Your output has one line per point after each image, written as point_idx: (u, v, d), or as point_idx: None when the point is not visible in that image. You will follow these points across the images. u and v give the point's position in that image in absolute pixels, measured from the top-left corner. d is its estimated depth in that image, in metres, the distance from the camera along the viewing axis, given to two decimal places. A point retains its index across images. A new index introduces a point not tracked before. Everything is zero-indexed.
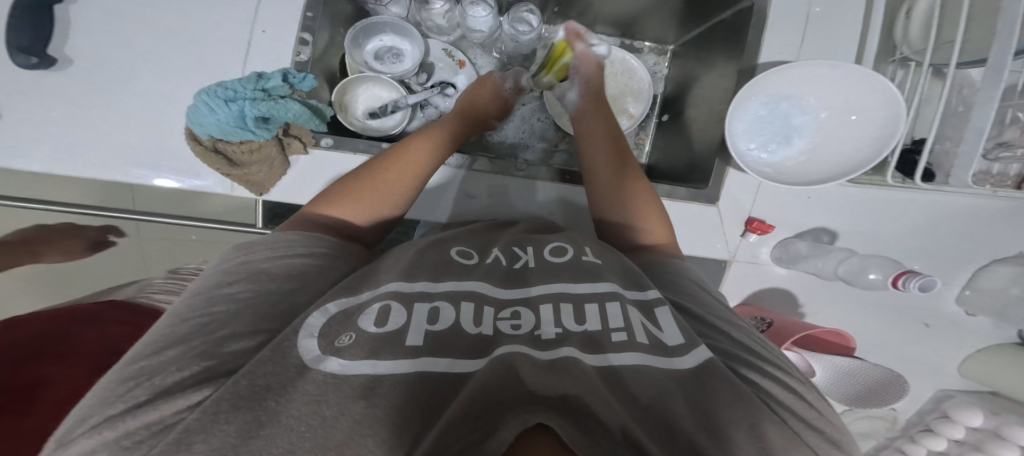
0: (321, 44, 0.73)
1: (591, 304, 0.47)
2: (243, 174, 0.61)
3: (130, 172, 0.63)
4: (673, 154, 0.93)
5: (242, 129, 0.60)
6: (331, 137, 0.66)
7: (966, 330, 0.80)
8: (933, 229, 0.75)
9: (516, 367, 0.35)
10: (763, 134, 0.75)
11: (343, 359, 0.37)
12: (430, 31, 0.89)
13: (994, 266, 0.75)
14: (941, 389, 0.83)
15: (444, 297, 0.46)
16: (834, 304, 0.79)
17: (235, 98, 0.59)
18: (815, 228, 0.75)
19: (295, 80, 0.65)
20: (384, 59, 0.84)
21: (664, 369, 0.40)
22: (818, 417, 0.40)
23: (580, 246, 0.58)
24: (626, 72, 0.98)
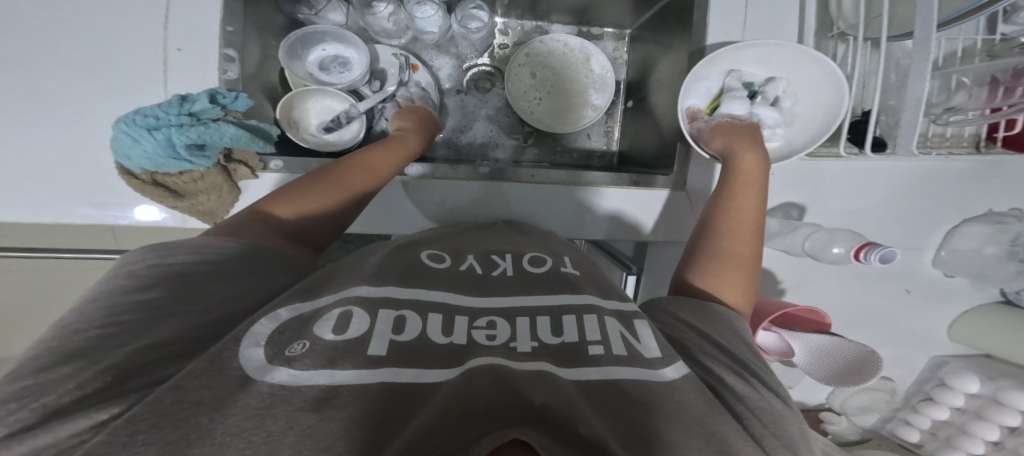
0: (250, 60, 0.71)
1: (569, 317, 0.46)
2: (191, 205, 0.58)
3: (71, 212, 0.60)
4: (642, 141, 0.92)
5: (176, 159, 0.56)
6: (280, 159, 0.63)
7: (950, 294, 0.80)
8: (904, 196, 0.74)
9: (499, 382, 0.35)
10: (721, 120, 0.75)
11: (293, 369, 0.34)
12: (378, 34, 0.87)
13: (966, 225, 0.74)
14: (934, 357, 0.85)
15: (411, 306, 0.45)
16: (811, 278, 0.79)
17: (158, 126, 0.54)
18: (783, 205, 0.74)
19: (227, 100, 0.59)
20: (331, 70, 0.81)
21: (650, 380, 0.39)
22: (789, 425, 0.39)
23: (559, 256, 0.60)
24: (584, 60, 0.95)
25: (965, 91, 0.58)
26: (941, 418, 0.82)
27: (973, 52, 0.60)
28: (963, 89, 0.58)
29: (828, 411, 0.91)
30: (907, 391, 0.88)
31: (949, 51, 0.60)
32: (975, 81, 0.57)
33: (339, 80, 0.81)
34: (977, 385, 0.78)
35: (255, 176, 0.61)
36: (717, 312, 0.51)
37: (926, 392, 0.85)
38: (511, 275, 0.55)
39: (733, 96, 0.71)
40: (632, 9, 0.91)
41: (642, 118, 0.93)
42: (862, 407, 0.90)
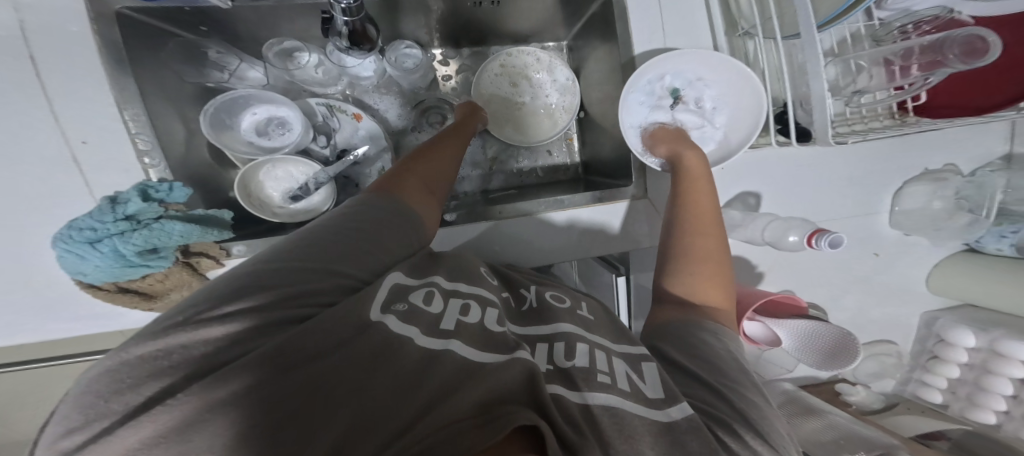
0: (178, 138, 0.65)
1: (582, 345, 0.48)
2: (167, 303, 0.58)
3: (38, 330, 0.59)
4: (600, 149, 0.89)
5: (132, 265, 0.55)
6: (242, 243, 0.59)
7: (916, 251, 0.82)
8: (853, 166, 0.76)
9: (536, 383, 0.35)
10: (657, 119, 0.77)
11: (394, 319, 0.39)
12: (311, 85, 0.81)
13: (910, 187, 0.77)
14: (927, 313, 0.86)
15: (475, 301, 0.49)
16: (786, 258, 0.80)
17: (99, 239, 0.52)
18: (740, 195, 0.76)
19: (161, 193, 0.57)
20: (270, 133, 0.72)
21: (642, 416, 0.39)
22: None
23: (578, 301, 0.61)
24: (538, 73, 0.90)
25: (866, 72, 0.68)
26: (954, 376, 0.83)
27: (861, 36, 0.72)
28: (863, 69, 0.68)
29: (844, 382, 0.90)
30: (914, 352, 0.89)
31: (840, 38, 0.73)
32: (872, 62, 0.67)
33: (285, 144, 0.70)
34: (973, 338, 0.79)
35: (220, 264, 0.59)
36: (712, 341, 0.51)
37: (932, 351, 0.86)
38: (534, 306, 0.59)
39: (657, 106, 0.77)
40: (563, 22, 0.88)
41: (597, 129, 0.91)
42: (873, 374, 0.90)
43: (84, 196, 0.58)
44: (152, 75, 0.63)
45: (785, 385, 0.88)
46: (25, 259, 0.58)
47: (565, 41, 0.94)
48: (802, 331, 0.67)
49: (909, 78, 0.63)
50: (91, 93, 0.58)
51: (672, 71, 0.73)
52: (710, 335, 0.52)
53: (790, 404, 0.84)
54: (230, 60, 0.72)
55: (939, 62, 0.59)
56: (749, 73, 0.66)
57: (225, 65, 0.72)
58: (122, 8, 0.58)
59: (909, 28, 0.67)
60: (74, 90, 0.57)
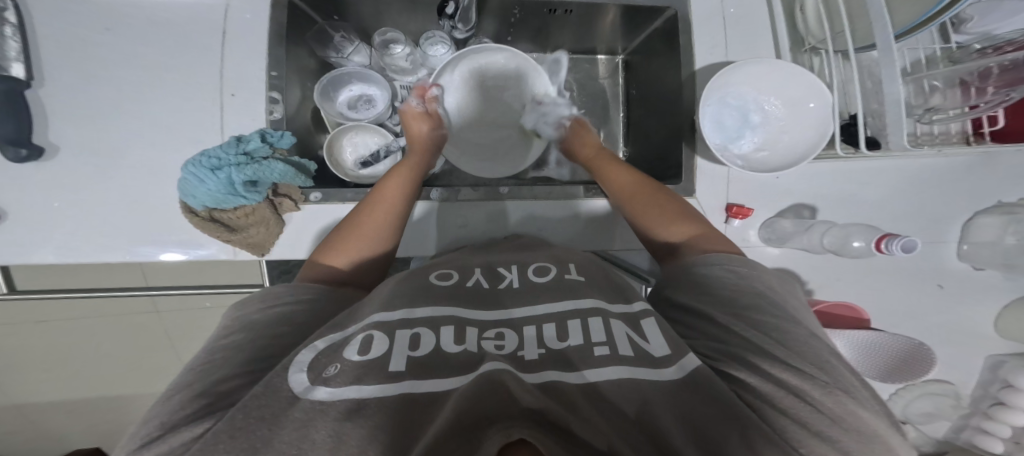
0: (292, 101, 0.72)
1: (574, 321, 0.45)
2: (242, 238, 0.63)
3: (132, 250, 0.63)
4: (646, 154, 0.87)
5: (234, 195, 0.62)
6: (319, 191, 0.66)
7: (984, 288, 0.75)
8: (913, 191, 0.75)
9: (512, 386, 0.34)
10: (726, 127, 0.75)
11: (331, 387, 0.36)
12: (394, 71, 0.82)
13: (979, 218, 0.74)
14: (991, 356, 0.76)
15: (423, 321, 0.44)
16: (842, 278, 0.75)
17: (220, 166, 0.60)
18: (794, 205, 0.74)
19: (274, 138, 0.65)
20: (362, 109, 0.78)
21: (652, 380, 0.38)
22: (823, 398, 0.38)
23: (564, 263, 0.56)
24: (595, 78, 0.95)
25: (940, 93, 0.67)
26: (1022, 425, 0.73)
27: (936, 58, 0.70)
28: (937, 91, 0.68)
29: (891, 420, 0.80)
30: (974, 396, 0.77)
31: (914, 59, 0.72)
32: (946, 83, 0.66)
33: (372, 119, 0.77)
34: None
35: (298, 209, 0.65)
36: (711, 272, 0.53)
37: (995, 397, 0.75)
38: (515, 289, 0.52)
39: (720, 110, 0.75)
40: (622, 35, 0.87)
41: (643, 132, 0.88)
42: (927, 414, 0.79)
43: (216, 139, 0.66)
44: (298, 50, 0.72)
45: None
46: (148, 183, 0.64)
47: (622, 54, 0.93)
48: (862, 346, 0.67)
49: (985, 97, 0.62)
50: (233, 56, 0.67)
51: (721, 96, 0.74)
52: (711, 267, 0.53)
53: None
54: (339, 46, 0.75)
55: (1022, 80, 0.57)
56: (827, 95, 0.65)
57: (335, 46, 0.75)
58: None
59: (988, 51, 0.63)
60: (236, 49, 0.67)
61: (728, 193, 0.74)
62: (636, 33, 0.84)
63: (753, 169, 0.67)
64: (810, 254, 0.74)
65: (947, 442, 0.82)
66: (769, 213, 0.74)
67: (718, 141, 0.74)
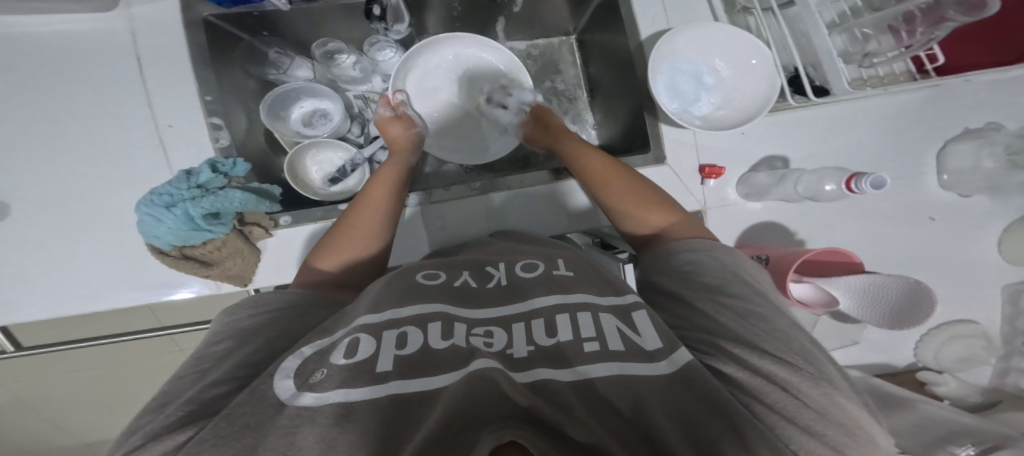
0: (240, 126, 0.73)
1: (562, 314, 0.42)
2: (220, 271, 0.63)
3: (104, 296, 0.63)
4: (614, 128, 0.86)
5: (197, 230, 0.61)
6: (288, 214, 0.66)
7: (973, 216, 0.73)
8: (884, 129, 0.73)
9: (506, 386, 0.31)
10: (682, 91, 0.74)
11: (318, 392, 0.34)
12: (344, 82, 0.82)
13: (952, 146, 0.72)
14: (1007, 286, 0.72)
15: (410, 320, 0.41)
16: (827, 225, 0.73)
17: (175, 203, 0.59)
18: (765, 158, 0.73)
19: (226, 167, 0.65)
20: (318, 125, 0.79)
21: (645, 374, 0.35)
22: (810, 391, 0.34)
23: (552, 259, 0.53)
24: (554, 62, 0.94)
25: (873, 39, 0.66)
26: None
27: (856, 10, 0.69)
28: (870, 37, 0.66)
29: (926, 370, 0.73)
30: (1004, 334, 0.72)
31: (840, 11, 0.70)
32: (877, 29, 0.65)
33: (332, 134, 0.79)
34: None
35: (270, 234, 0.65)
36: (683, 262, 0.49)
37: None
38: (502, 286, 0.49)
39: (672, 75, 0.74)
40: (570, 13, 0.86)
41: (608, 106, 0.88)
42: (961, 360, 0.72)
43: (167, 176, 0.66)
44: (238, 79, 0.74)
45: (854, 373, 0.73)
46: (108, 226, 0.64)
47: (575, 33, 0.92)
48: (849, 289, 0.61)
49: (916, 38, 0.61)
50: (172, 90, 0.67)
51: (671, 64, 0.73)
52: (686, 253, 0.50)
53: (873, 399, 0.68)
54: (286, 62, 0.77)
55: (945, 17, 0.57)
56: (765, 50, 0.65)
57: (279, 64, 0.77)
58: (208, 15, 0.68)
59: None
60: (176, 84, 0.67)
61: (699, 156, 0.73)
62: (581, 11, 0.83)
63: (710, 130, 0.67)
64: (790, 205, 0.73)
65: (996, 390, 0.73)
66: (740, 168, 0.73)
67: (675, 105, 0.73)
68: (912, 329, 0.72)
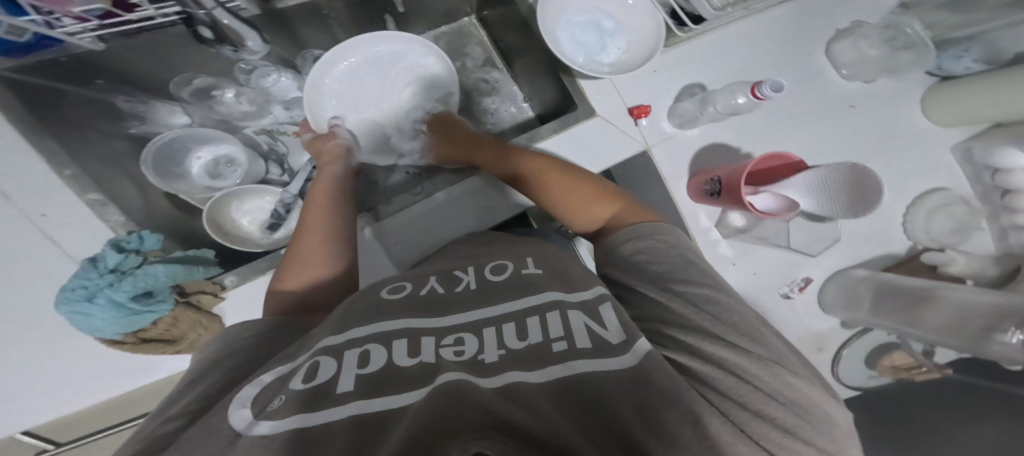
0: (130, 195, 0.59)
1: (531, 316, 0.33)
2: (184, 349, 0.53)
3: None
4: (539, 91, 0.74)
5: (134, 316, 0.51)
6: (233, 272, 0.56)
7: (893, 95, 0.69)
8: (779, 33, 0.68)
9: (472, 396, 0.24)
10: (583, 36, 0.62)
11: (273, 421, 0.24)
12: (237, 119, 0.67)
13: (838, 42, 0.68)
14: (956, 148, 0.68)
15: (369, 338, 0.31)
16: (766, 138, 0.66)
17: (93, 294, 0.49)
18: (686, 86, 0.64)
19: (134, 243, 0.54)
20: (226, 173, 0.66)
21: (606, 371, 0.28)
22: (764, 374, 0.29)
23: (521, 256, 0.42)
24: (462, 39, 0.81)
25: None
26: None
27: None
28: None
29: (930, 250, 0.64)
30: (979, 193, 0.66)
31: None
32: None
33: (253, 179, 0.67)
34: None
35: (222, 298, 0.55)
36: (647, 247, 0.40)
37: (998, 186, 0.64)
38: (471, 291, 0.37)
39: (568, 23, 0.62)
40: None
41: (528, 71, 0.75)
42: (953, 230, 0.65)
43: (57, 256, 0.53)
44: (86, 141, 0.56)
45: (862, 272, 0.64)
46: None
47: (473, 13, 0.79)
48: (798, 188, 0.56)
49: None
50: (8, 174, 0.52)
51: (564, 18, 0.63)
52: (642, 239, 0.40)
53: (884, 298, 0.61)
54: (161, 111, 0.63)
55: None
56: None
57: (148, 117, 0.62)
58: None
59: None
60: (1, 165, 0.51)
61: (620, 98, 0.62)
62: None
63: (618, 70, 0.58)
64: (734, 119, 0.65)
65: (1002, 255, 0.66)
66: (665, 99, 0.63)
67: (578, 51, 0.61)
68: (896, 215, 0.66)
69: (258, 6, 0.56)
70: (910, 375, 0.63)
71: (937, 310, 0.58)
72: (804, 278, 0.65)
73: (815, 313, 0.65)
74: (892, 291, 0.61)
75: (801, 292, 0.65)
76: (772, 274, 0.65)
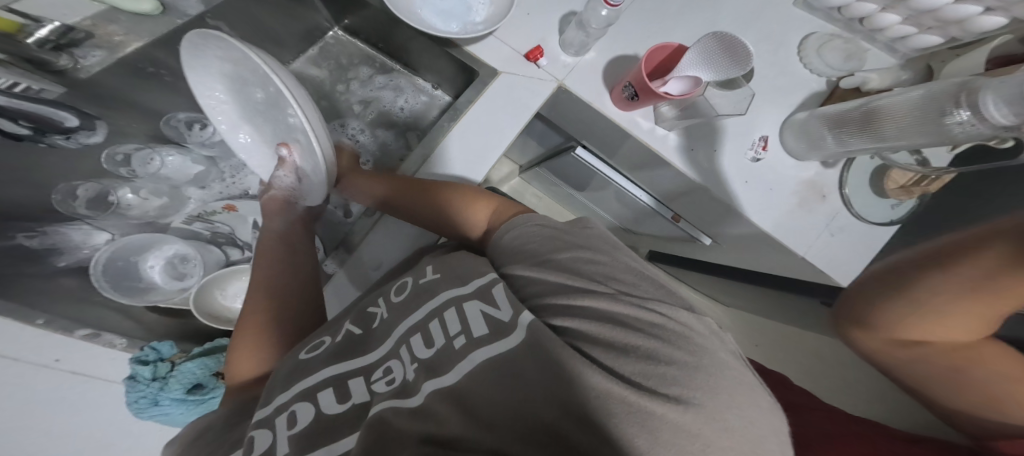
0: (120, 322, 0.60)
1: (433, 322, 0.37)
2: None
3: None
4: (433, 66, 0.69)
5: (205, 401, 0.60)
6: None
7: None
8: None
9: (382, 433, 0.30)
10: (442, 6, 0.56)
11: None
12: (159, 216, 0.67)
13: None
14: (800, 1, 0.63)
15: (294, 397, 0.37)
16: (664, 35, 0.60)
17: (157, 400, 0.57)
18: (564, 18, 0.59)
19: (154, 354, 0.59)
20: (186, 270, 0.69)
21: (499, 355, 0.32)
22: (647, 314, 0.31)
23: (421, 265, 0.45)
24: (325, 44, 0.75)
25: None
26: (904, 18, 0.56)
27: None
28: None
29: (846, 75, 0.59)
30: None
31: None
32: None
33: (216, 264, 0.71)
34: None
35: None
36: (526, 233, 0.42)
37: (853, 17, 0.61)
38: (386, 320, 0.42)
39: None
40: (308, 8, 0.68)
41: (410, 51, 0.70)
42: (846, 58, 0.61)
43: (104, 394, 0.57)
44: (31, 288, 0.52)
45: (801, 114, 0.60)
46: None
47: (336, 25, 0.74)
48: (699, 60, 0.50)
49: None
50: None
51: None
52: (518, 229, 0.43)
53: (841, 122, 0.54)
54: (73, 236, 0.58)
55: None
56: None
57: (60, 245, 0.57)
58: None
59: None
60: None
61: (510, 48, 0.58)
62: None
63: (497, 21, 0.54)
64: (614, 31, 0.59)
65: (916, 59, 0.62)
66: (549, 34, 0.59)
67: (444, 21, 0.55)
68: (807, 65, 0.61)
69: (57, 82, 0.48)
70: (922, 190, 0.57)
71: (891, 119, 0.50)
72: (761, 137, 0.61)
73: (791, 165, 0.61)
74: (841, 116, 0.55)
75: (767, 150, 0.61)
76: (733, 141, 0.60)
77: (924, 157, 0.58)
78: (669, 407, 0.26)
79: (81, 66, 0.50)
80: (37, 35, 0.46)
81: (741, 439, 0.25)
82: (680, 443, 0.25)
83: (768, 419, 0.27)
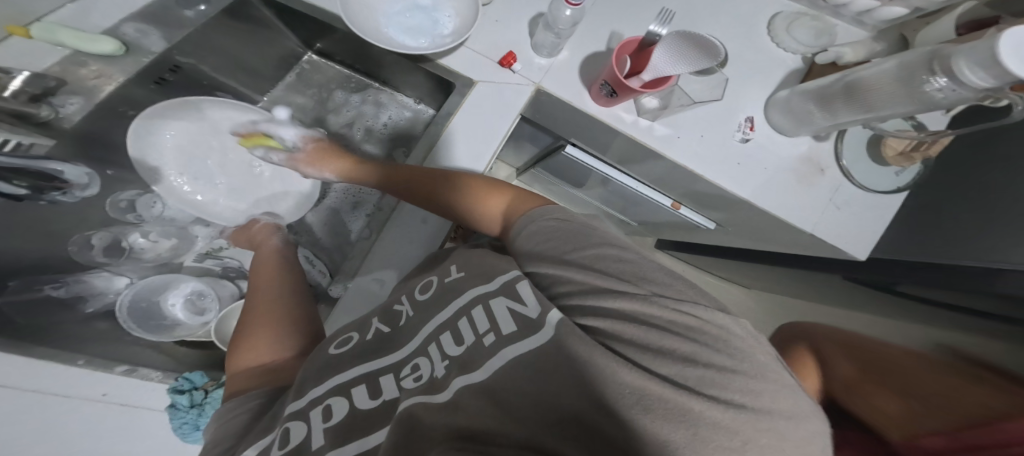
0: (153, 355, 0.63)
1: (464, 319, 0.39)
2: None
3: None
4: (410, 80, 0.69)
5: None
6: None
7: None
8: None
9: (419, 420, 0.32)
10: (409, 24, 0.55)
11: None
12: (171, 257, 0.71)
13: None
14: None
15: (328, 393, 0.39)
16: (633, 27, 0.60)
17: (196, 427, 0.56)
18: (531, 21, 0.59)
19: (188, 383, 0.59)
20: (204, 305, 0.71)
21: (531, 350, 0.33)
22: (682, 311, 0.33)
23: (447, 265, 0.47)
24: (300, 70, 0.76)
25: None
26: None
27: None
28: None
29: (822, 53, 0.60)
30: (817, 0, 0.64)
31: None
32: None
33: (231, 297, 0.73)
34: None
35: None
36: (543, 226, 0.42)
37: None
38: (412, 318, 0.44)
39: (387, 15, 0.55)
40: (277, 36, 0.69)
41: (383, 67, 0.70)
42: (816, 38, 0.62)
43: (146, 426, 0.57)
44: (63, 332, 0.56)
45: (783, 93, 0.60)
46: None
47: (308, 49, 0.75)
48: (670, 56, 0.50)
49: None
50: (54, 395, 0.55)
51: (382, 13, 0.55)
52: (534, 223, 0.42)
53: (828, 104, 0.54)
54: (95, 283, 0.63)
55: None
56: None
57: (86, 293, 0.61)
58: None
59: None
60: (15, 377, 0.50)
61: (483, 57, 0.58)
62: (275, 25, 0.67)
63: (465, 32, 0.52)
64: (583, 28, 0.59)
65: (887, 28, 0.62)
66: (520, 38, 0.58)
67: (413, 38, 0.54)
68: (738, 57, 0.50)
69: (44, 134, 0.51)
70: (923, 154, 0.56)
71: (875, 91, 0.50)
72: (747, 118, 0.61)
73: (781, 142, 0.61)
74: (825, 94, 0.54)
75: (755, 130, 0.61)
76: (718, 125, 0.60)
77: (921, 121, 0.60)
78: (710, 406, 0.28)
79: (62, 115, 0.53)
80: (10, 88, 0.48)
81: (782, 441, 0.27)
82: (710, 435, 0.27)
83: (809, 423, 0.28)
